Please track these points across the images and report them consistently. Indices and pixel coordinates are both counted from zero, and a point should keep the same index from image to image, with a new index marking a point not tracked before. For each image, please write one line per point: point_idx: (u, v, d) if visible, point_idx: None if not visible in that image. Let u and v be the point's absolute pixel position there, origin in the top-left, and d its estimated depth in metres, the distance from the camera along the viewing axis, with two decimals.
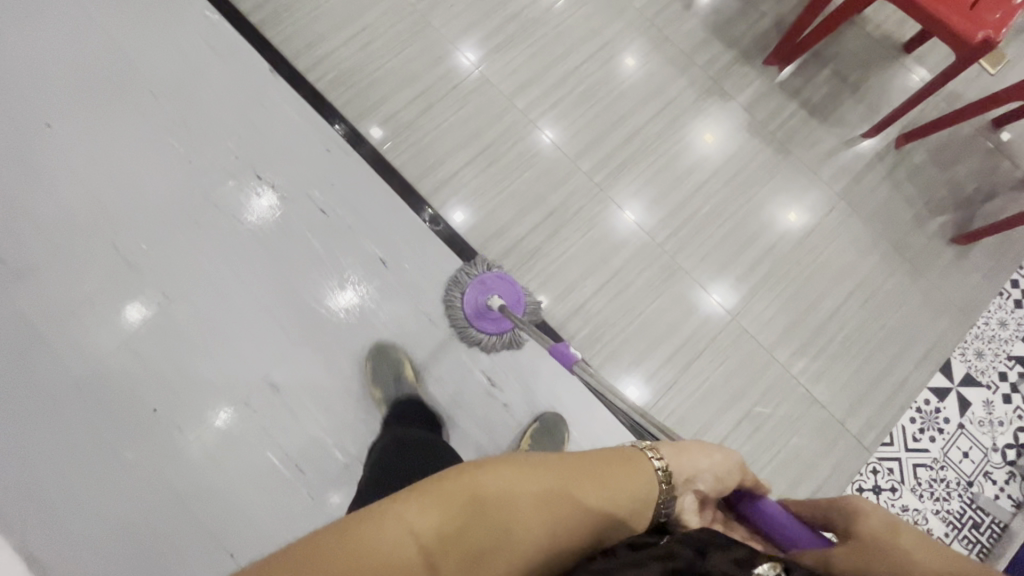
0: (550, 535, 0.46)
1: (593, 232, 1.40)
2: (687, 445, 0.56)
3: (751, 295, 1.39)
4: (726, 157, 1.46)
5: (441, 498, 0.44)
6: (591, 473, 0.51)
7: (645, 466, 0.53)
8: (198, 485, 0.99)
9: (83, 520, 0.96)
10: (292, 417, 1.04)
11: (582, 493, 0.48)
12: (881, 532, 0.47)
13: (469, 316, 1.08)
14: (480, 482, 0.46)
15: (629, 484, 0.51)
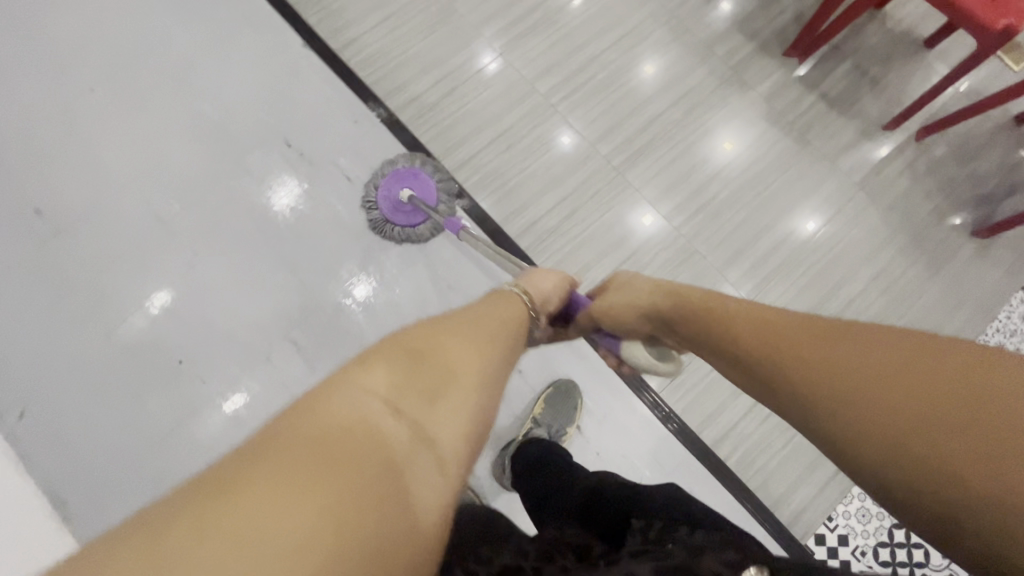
0: (483, 354, 0.51)
1: (610, 214, 1.41)
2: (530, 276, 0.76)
3: (767, 281, 1.40)
4: (747, 163, 1.47)
5: (379, 358, 0.45)
6: (494, 320, 0.59)
7: (515, 305, 0.67)
8: (219, 434, 1.02)
9: (108, 463, 1.00)
10: (312, 374, 1.06)
11: (490, 330, 0.56)
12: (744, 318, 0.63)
13: (385, 211, 1.11)
14: (408, 338, 0.49)
15: (508, 313, 0.63)
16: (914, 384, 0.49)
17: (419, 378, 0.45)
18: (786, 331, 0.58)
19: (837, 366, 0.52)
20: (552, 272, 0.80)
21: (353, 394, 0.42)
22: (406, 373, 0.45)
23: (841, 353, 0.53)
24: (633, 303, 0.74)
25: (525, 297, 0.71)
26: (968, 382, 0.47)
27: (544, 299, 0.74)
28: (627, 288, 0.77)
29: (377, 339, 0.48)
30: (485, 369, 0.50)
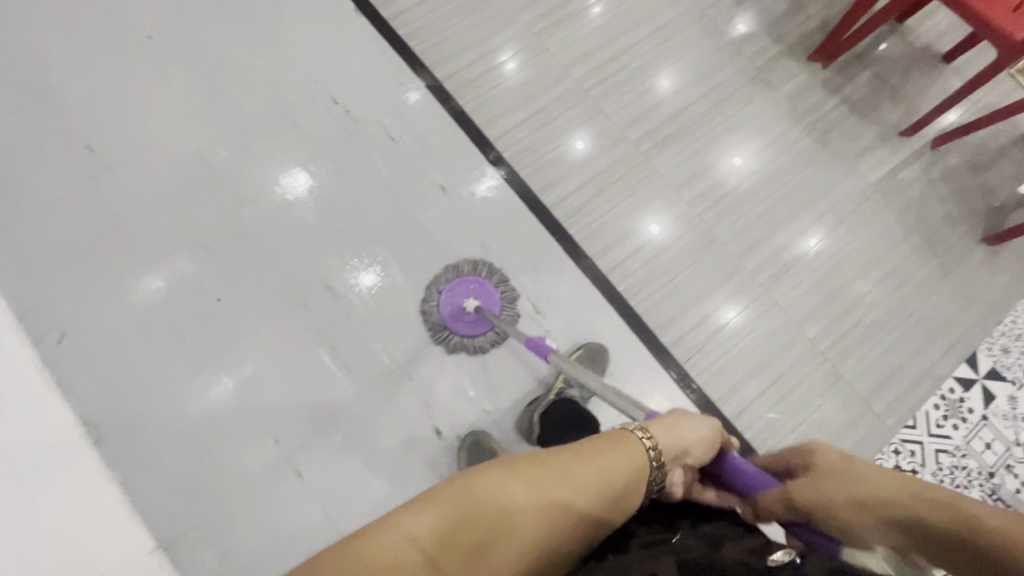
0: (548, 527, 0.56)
1: (635, 197, 1.46)
2: (670, 423, 0.69)
3: (782, 271, 1.44)
4: (757, 176, 1.50)
5: (451, 502, 0.54)
6: (588, 461, 0.62)
7: (634, 445, 0.64)
8: (252, 372, 1.06)
9: (142, 391, 1.03)
10: (346, 321, 1.10)
11: (567, 488, 0.58)
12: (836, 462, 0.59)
13: (446, 318, 1.11)
14: (488, 487, 0.56)
15: (618, 462, 0.62)
16: (960, 527, 0.49)
17: (473, 530, 0.54)
18: (868, 486, 0.56)
19: (900, 513, 0.53)
20: (698, 421, 0.70)
21: (415, 533, 0.51)
22: (472, 517, 0.54)
23: (890, 493, 0.54)
24: (823, 496, 0.57)
25: (648, 446, 0.64)
26: (958, 524, 0.49)
27: (679, 452, 0.65)
28: (828, 475, 0.58)
29: (447, 480, 0.56)
30: (546, 539, 0.56)
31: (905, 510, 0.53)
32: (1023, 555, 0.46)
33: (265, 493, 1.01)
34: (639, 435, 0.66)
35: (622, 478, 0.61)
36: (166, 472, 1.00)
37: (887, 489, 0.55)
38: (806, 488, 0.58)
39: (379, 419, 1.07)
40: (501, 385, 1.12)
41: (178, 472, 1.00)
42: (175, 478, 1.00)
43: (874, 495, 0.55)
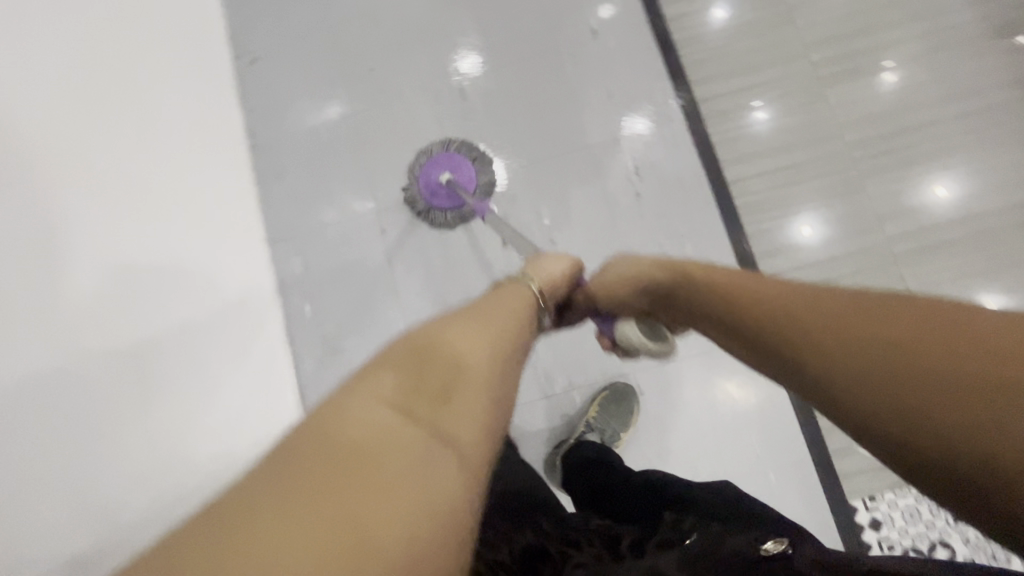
0: (489, 347, 0.43)
1: (790, 119, 1.33)
2: (538, 261, 0.70)
3: (926, 250, 1.25)
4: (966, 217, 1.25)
5: (389, 369, 0.38)
6: (488, 309, 0.51)
7: (501, 313, 0.50)
8: (376, 136, 1.21)
9: (292, 119, 1.24)
10: (463, 120, 1.19)
11: (450, 348, 0.41)
12: (624, 266, 0.73)
13: (426, 197, 1.14)
14: (419, 341, 0.41)
15: (510, 304, 0.55)
16: (881, 347, 0.41)
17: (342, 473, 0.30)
18: (759, 294, 0.52)
19: (797, 335, 0.46)
20: (553, 257, 0.73)
21: (368, 401, 0.35)
22: (418, 370, 0.38)
23: (810, 315, 0.46)
24: (626, 274, 0.71)
25: (535, 290, 0.63)
26: (993, 380, 0.35)
27: (551, 285, 0.68)
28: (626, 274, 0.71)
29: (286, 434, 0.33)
30: (494, 365, 0.42)
31: (835, 326, 0.44)
32: (936, 366, 0.38)
33: (354, 238, 1.18)
34: (525, 281, 0.64)
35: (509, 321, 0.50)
36: (292, 191, 1.21)
37: (844, 322, 0.44)
38: (604, 278, 0.74)
39: (458, 210, 1.15)
40: (573, 227, 1.12)
41: (300, 194, 1.21)
42: (296, 198, 1.20)
43: (766, 305, 0.51)
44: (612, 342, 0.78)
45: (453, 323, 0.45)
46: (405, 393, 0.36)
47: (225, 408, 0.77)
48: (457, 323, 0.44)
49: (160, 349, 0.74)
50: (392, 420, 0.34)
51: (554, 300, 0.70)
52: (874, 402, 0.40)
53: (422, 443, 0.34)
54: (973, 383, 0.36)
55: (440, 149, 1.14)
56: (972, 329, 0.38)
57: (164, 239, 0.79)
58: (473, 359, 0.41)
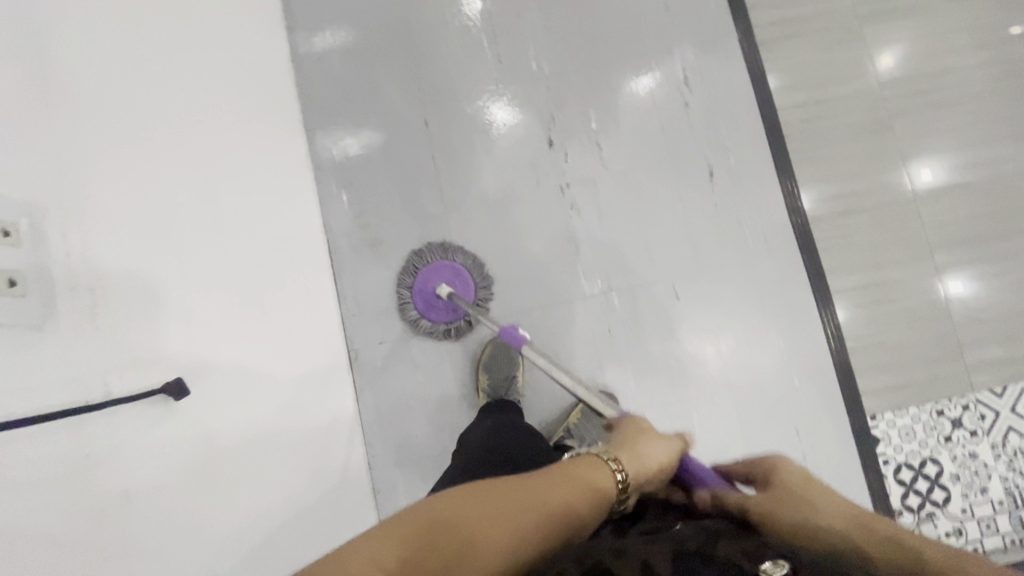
0: (523, 521, 0.43)
1: (827, 54, 1.34)
2: (637, 444, 0.57)
3: (943, 191, 1.32)
4: (979, 162, 1.33)
5: (415, 528, 0.41)
6: (568, 486, 0.48)
7: (563, 480, 0.49)
8: (423, 28, 1.17)
9: (334, 5, 1.18)
10: (514, 20, 1.16)
11: (474, 526, 0.42)
12: (794, 479, 0.49)
13: (418, 308, 1.08)
14: (448, 506, 0.43)
15: (580, 478, 0.50)
16: (837, 534, 0.42)
17: None
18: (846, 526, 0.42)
19: (824, 531, 0.42)
20: (657, 437, 0.59)
21: (381, 548, 0.39)
22: (485, 514, 0.43)
23: (839, 518, 0.43)
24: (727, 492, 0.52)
25: (615, 471, 0.52)
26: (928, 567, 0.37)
27: (644, 476, 0.54)
28: (782, 483, 0.49)
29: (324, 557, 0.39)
30: (545, 512, 0.45)
31: (846, 538, 0.41)
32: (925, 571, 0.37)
33: (397, 131, 1.15)
34: (610, 465, 0.52)
35: (585, 509, 0.47)
36: (332, 77, 1.16)
37: (798, 487, 0.48)
38: (758, 499, 0.49)
39: (506, 111, 1.14)
40: (622, 132, 1.12)
41: (339, 82, 1.16)
42: (335, 85, 1.16)
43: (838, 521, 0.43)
44: None
45: (515, 501, 0.45)
46: (442, 567, 0.39)
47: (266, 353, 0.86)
48: (517, 487, 0.47)
49: (185, 288, 0.75)
50: (397, 568, 0.38)
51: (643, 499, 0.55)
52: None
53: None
54: (900, 544, 0.39)
55: (437, 255, 1.09)
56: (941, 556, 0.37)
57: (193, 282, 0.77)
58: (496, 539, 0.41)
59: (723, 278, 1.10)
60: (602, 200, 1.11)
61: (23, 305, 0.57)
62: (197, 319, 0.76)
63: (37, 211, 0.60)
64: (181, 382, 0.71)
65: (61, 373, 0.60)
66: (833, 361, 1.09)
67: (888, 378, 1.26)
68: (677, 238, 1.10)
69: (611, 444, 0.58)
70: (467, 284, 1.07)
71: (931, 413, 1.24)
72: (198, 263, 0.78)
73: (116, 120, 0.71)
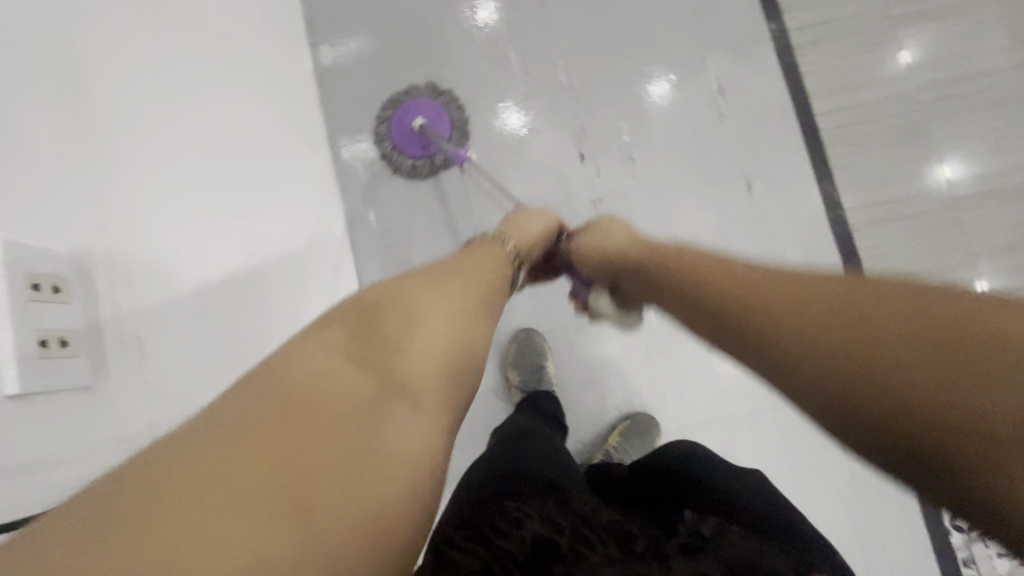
0: (452, 319, 0.46)
1: (861, 57, 1.30)
2: (526, 216, 0.78)
3: (985, 196, 1.27)
4: (1023, 165, 1.28)
5: (348, 326, 0.42)
6: (467, 282, 0.54)
7: (477, 283, 0.55)
8: (448, 41, 1.15)
9: (356, 19, 1.16)
10: (541, 30, 1.14)
11: (407, 318, 0.43)
12: (618, 224, 0.77)
13: (394, 140, 1.09)
14: (376, 297, 0.45)
15: (479, 273, 0.58)
16: (846, 329, 0.40)
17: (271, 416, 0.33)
18: (898, 335, 0.37)
19: (868, 353, 0.38)
20: (538, 213, 0.80)
21: (324, 352, 0.38)
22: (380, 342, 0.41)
23: (869, 322, 0.39)
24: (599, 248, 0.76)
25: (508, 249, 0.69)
26: (963, 347, 0.35)
27: (527, 238, 0.74)
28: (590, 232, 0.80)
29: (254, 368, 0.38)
30: (454, 338, 0.45)
31: (933, 348, 0.36)
32: (928, 354, 0.36)
33: None
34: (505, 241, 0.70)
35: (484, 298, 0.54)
36: (356, 93, 1.14)
37: (800, 298, 0.45)
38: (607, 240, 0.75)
39: (534, 123, 1.11)
40: (654, 144, 1.09)
41: (363, 98, 1.14)
42: (359, 102, 1.14)
43: (883, 336, 0.38)
44: (587, 307, 0.84)
45: (435, 297, 0.48)
46: (340, 418, 0.35)
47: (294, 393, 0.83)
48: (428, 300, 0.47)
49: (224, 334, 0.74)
50: (344, 367, 0.38)
51: (530, 257, 0.75)
52: (847, 382, 0.38)
53: (381, 400, 0.37)
54: (955, 343, 0.35)
55: (425, 94, 1.10)
56: (958, 320, 0.36)
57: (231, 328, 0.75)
58: (422, 330, 0.43)
59: None
60: (636, 213, 1.08)
61: (76, 364, 0.56)
62: (239, 365, 0.75)
63: (82, 263, 0.58)
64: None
65: (116, 433, 0.59)
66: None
67: None
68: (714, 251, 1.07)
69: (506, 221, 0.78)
70: (442, 117, 1.08)
71: None
72: (233, 304, 0.76)
73: (159, 164, 0.70)
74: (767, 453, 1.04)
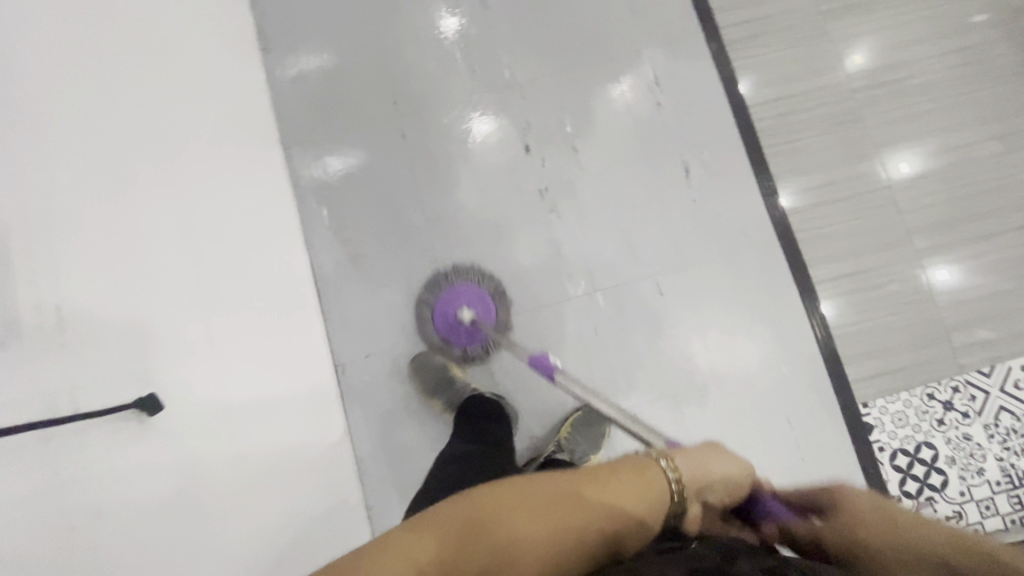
0: (550, 525, 0.44)
1: (795, 50, 1.37)
2: (701, 453, 0.57)
3: (917, 177, 1.34)
4: (951, 147, 1.35)
5: (444, 530, 0.41)
6: (620, 497, 0.49)
7: (622, 488, 0.50)
8: (397, 42, 1.19)
9: (305, 24, 1.20)
10: (485, 31, 1.18)
11: (511, 526, 0.43)
12: (865, 499, 0.50)
13: (441, 333, 1.06)
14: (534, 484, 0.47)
15: (644, 488, 0.51)
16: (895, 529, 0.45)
17: None
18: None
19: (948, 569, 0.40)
20: (710, 450, 0.59)
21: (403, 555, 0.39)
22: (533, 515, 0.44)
23: (894, 529, 0.45)
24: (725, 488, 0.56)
25: (671, 481, 0.52)
26: None
27: (699, 487, 0.54)
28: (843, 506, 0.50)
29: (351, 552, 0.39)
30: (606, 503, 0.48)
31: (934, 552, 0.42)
32: None
33: (376, 145, 1.16)
34: (665, 467, 0.53)
35: (618, 516, 0.48)
36: (307, 95, 1.17)
37: (915, 523, 0.45)
38: (836, 519, 0.49)
39: (481, 119, 1.16)
40: (597, 136, 1.14)
41: (315, 99, 1.17)
42: (310, 104, 1.17)
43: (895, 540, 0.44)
44: None
45: (560, 509, 0.45)
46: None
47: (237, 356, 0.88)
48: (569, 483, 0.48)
49: (169, 305, 0.81)
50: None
51: (696, 517, 0.54)
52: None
53: None
54: None
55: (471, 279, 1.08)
56: None
57: (170, 294, 0.82)
58: (517, 529, 0.43)
59: (705, 273, 1.10)
60: (580, 201, 1.12)
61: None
62: (180, 336, 0.82)
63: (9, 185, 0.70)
64: (154, 396, 0.76)
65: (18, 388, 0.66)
66: (821, 348, 1.09)
67: (877, 364, 1.26)
68: (658, 236, 1.11)
69: (672, 447, 0.58)
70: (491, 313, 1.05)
71: (922, 397, 1.24)
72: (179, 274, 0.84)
73: (85, 153, 0.78)
74: (715, 427, 1.07)
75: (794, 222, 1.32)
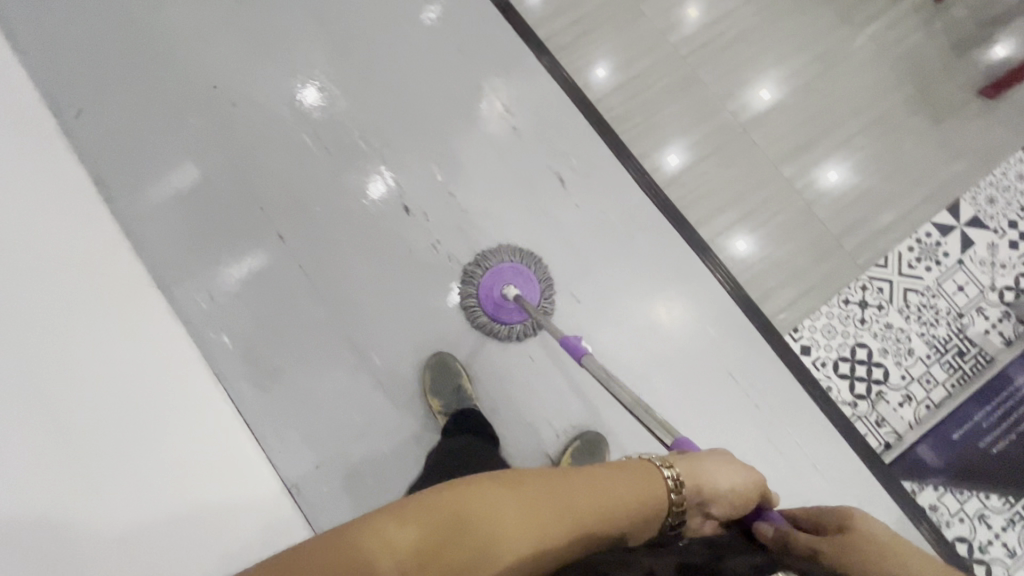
0: (518, 514, 0.47)
1: (621, 37, 1.46)
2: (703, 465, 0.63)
3: (766, 114, 1.45)
4: (783, 78, 1.47)
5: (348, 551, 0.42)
6: (542, 477, 0.51)
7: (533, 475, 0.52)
8: (244, 145, 1.17)
9: (146, 159, 1.16)
10: (328, 110, 1.19)
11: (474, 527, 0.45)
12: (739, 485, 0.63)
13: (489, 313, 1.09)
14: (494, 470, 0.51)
15: (620, 492, 0.54)
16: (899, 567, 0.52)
17: None
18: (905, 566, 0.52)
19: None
20: (721, 462, 0.65)
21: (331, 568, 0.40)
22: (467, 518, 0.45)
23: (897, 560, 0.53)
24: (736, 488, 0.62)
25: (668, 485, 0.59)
26: None
27: (698, 493, 0.61)
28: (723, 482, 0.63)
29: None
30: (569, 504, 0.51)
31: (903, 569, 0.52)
32: None
33: (257, 251, 1.13)
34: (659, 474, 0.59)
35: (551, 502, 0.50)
36: (172, 227, 1.13)
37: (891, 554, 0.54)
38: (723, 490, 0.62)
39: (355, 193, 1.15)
40: (469, 175, 1.16)
41: (180, 230, 1.13)
42: (177, 236, 1.13)
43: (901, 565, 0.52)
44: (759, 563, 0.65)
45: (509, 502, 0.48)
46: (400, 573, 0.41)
47: (107, 502, 0.73)
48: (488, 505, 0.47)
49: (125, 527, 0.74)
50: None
51: (702, 511, 0.62)
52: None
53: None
54: None
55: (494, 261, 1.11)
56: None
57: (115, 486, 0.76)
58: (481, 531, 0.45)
59: (612, 268, 1.14)
60: (473, 240, 1.14)
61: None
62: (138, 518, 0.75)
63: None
64: None
65: None
66: (735, 299, 1.15)
67: (792, 291, 1.35)
68: (556, 247, 1.14)
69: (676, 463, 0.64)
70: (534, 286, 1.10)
71: (841, 306, 1.34)
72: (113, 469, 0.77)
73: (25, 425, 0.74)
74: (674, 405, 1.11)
75: (676, 187, 1.40)
